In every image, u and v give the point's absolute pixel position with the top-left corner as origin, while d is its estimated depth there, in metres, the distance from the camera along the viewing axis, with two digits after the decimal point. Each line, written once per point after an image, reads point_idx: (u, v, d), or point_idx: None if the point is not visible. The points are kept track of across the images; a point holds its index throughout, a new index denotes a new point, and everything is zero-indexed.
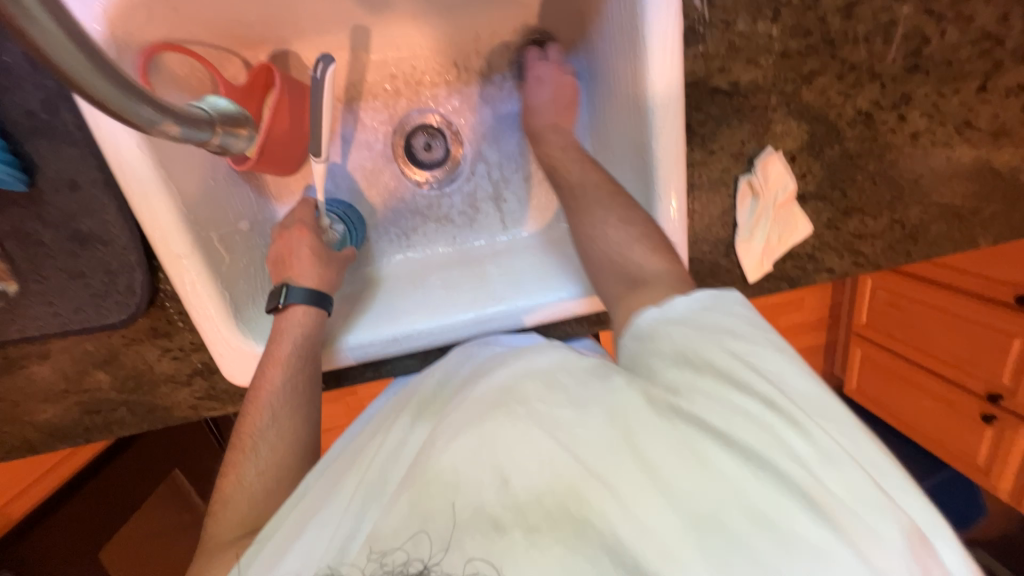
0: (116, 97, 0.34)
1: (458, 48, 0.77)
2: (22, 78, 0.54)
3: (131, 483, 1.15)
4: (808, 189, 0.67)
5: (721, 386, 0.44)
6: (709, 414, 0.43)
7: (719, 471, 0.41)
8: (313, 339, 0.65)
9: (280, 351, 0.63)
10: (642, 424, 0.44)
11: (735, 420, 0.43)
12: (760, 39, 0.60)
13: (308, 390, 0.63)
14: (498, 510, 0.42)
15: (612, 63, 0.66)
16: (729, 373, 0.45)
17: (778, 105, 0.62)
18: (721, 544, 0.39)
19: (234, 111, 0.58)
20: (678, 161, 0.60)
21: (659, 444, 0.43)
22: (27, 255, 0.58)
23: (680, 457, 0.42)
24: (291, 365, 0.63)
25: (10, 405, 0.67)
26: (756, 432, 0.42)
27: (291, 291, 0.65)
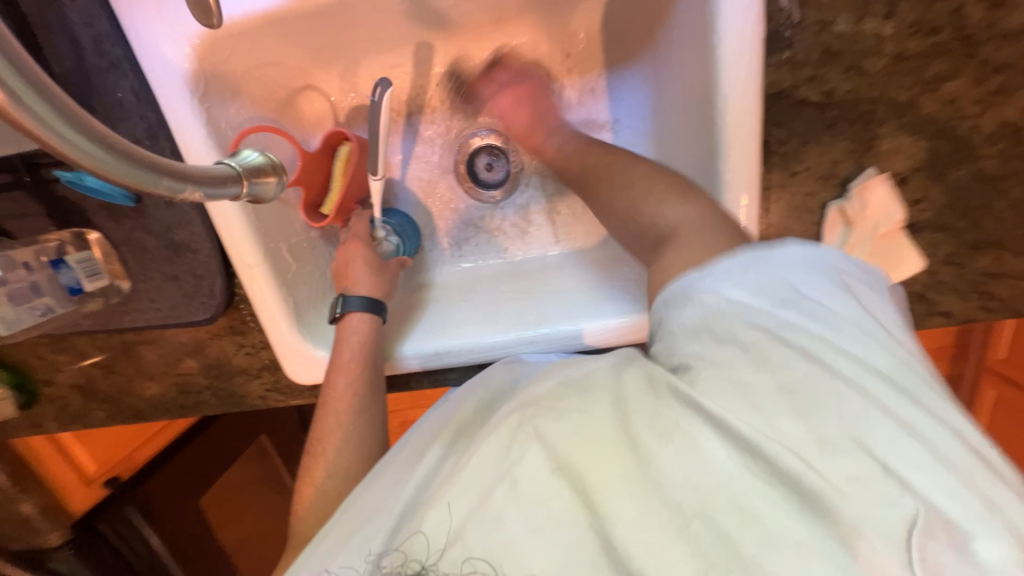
0: (116, 165, 0.34)
1: (515, 58, 0.73)
2: (131, 110, 0.59)
3: (225, 442, 1.33)
4: (921, 218, 0.55)
5: (737, 363, 0.40)
6: (727, 407, 0.38)
7: (724, 472, 0.38)
8: (368, 346, 0.68)
9: (343, 360, 0.67)
10: (639, 412, 0.41)
11: (748, 407, 0.38)
12: (866, 41, 0.49)
13: (371, 396, 0.67)
14: (498, 511, 0.41)
15: (680, 72, 0.59)
16: (756, 356, 0.40)
17: (887, 119, 0.51)
18: (726, 554, 0.36)
19: (262, 162, 0.51)
20: (750, 185, 0.53)
21: (662, 445, 0.40)
22: (137, 260, 0.67)
23: (681, 457, 0.39)
24: (352, 373, 0.66)
25: (127, 380, 0.80)
26: (781, 427, 0.37)
27: (348, 300, 0.68)
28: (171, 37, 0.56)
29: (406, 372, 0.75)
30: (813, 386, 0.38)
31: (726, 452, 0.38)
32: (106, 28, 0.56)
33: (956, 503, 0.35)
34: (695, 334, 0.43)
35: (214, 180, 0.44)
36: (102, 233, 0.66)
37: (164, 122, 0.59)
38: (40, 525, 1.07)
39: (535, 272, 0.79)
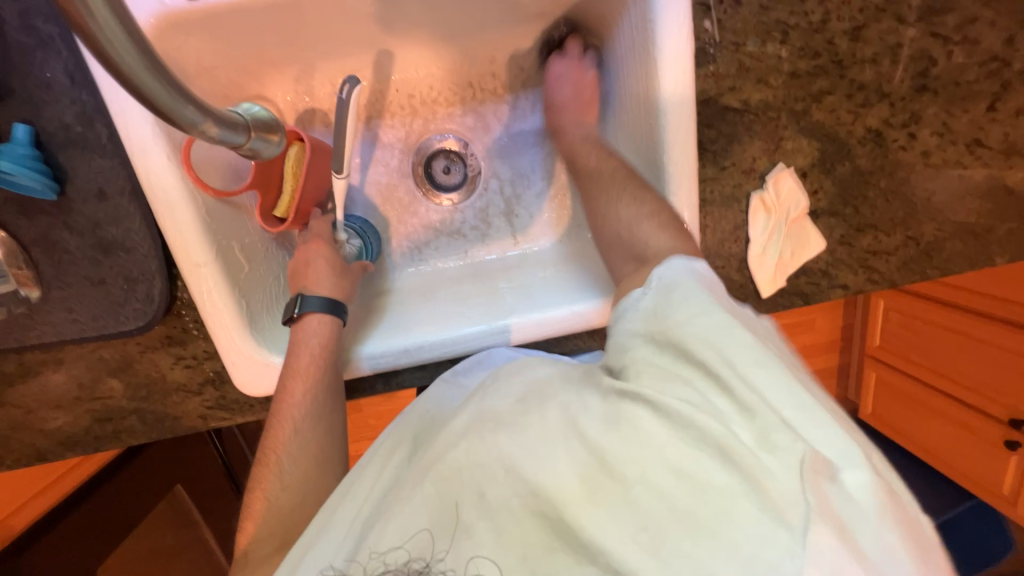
0: (162, 94, 0.34)
1: (473, 69, 0.78)
2: (61, 93, 0.54)
3: (135, 493, 1.15)
4: (820, 205, 0.67)
5: (667, 358, 0.45)
6: (656, 390, 0.43)
7: (658, 447, 0.41)
8: (328, 348, 0.65)
9: (301, 364, 0.62)
10: (586, 411, 0.44)
11: (673, 391, 0.42)
12: (770, 60, 0.60)
13: (331, 400, 0.63)
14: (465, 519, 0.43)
15: (626, 83, 0.67)
16: (679, 346, 0.44)
17: (789, 123, 0.63)
18: (662, 517, 0.39)
19: (267, 118, 0.56)
20: (690, 175, 0.61)
21: (608, 432, 0.43)
22: (52, 263, 0.59)
23: (623, 440, 0.42)
24: (311, 376, 0.62)
25: (23, 412, 0.67)
26: (695, 402, 0.42)
27: (306, 300, 0.65)
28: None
29: (369, 376, 0.71)
30: (726, 366, 0.42)
31: (656, 429, 0.42)
32: (41, 4, 0.52)
33: (843, 456, 0.39)
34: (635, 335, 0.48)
35: (226, 122, 0.44)
36: (10, 232, 0.58)
37: (102, 108, 0.55)
38: None
39: (500, 271, 0.82)
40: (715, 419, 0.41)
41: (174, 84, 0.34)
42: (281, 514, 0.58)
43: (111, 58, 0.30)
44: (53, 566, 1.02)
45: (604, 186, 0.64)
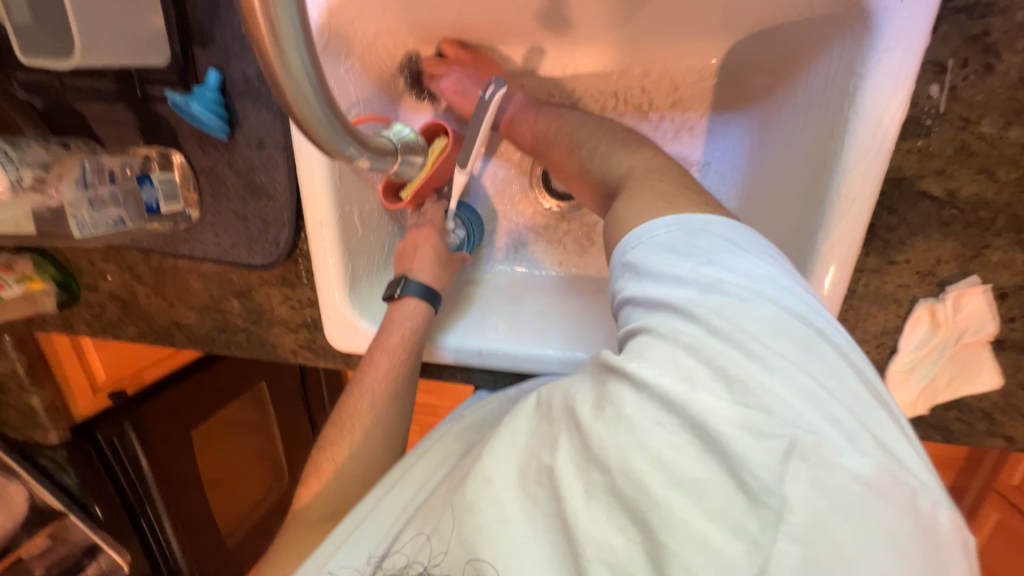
0: (321, 123, 0.39)
1: (624, 79, 0.71)
2: (249, 47, 0.59)
3: (228, 381, 1.38)
4: (1011, 336, 0.53)
5: (681, 334, 0.37)
6: (664, 375, 0.35)
7: (632, 421, 0.35)
8: (416, 335, 0.67)
9: (389, 342, 0.65)
10: (584, 401, 0.39)
11: (656, 356, 0.36)
12: (1007, 148, 0.47)
13: (408, 384, 0.66)
14: (470, 497, 0.41)
15: (797, 132, 0.58)
16: (696, 323, 0.37)
17: (1004, 230, 0.50)
18: (661, 525, 0.33)
19: (412, 140, 0.64)
20: (846, 261, 0.52)
21: (604, 426, 0.36)
22: (212, 192, 0.68)
23: (620, 431, 0.35)
24: (396, 356, 0.65)
25: (167, 304, 0.80)
26: (681, 367, 0.35)
27: (408, 284, 0.68)
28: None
29: (438, 363, 0.74)
30: (751, 351, 0.34)
31: (627, 397, 0.36)
32: None
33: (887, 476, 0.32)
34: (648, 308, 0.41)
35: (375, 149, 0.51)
36: (186, 159, 0.66)
37: None
38: (44, 421, 1.06)
39: (588, 295, 0.78)
40: (705, 389, 0.34)
41: (333, 114, 0.40)
42: (341, 474, 0.64)
43: (285, 93, 0.36)
44: (164, 421, 1.25)
45: None
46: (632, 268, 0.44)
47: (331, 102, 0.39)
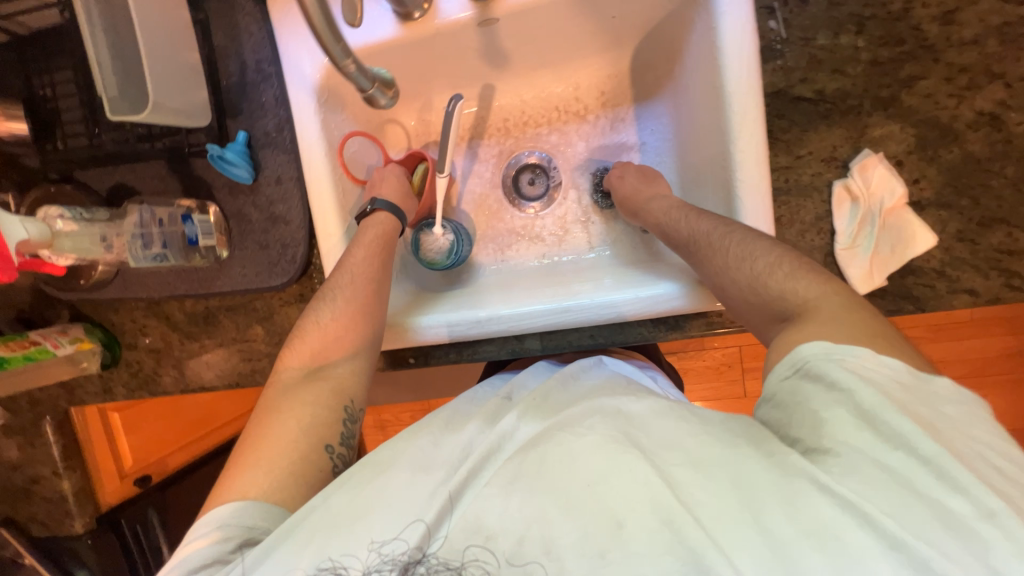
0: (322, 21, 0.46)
1: (560, 96, 0.89)
2: (268, 110, 0.78)
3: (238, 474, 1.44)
4: (924, 196, 0.62)
5: (872, 441, 0.44)
6: (849, 474, 0.43)
7: (822, 515, 0.42)
8: (388, 236, 0.78)
9: (365, 238, 0.76)
10: (764, 481, 0.45)
11: (869, 468, 0.43)
12: (845, 50, 0.61)
13: (382, 264, 0.76)
14: (604, 545, 0.45)
15: (696, 89, 0.73)
16: (890, 435, 0.43)
17: (873, 110, 0.61)
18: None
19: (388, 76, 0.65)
20: (760, 163, 0.63)
21: (783, 507, 0.43)
22: (240, 230, 0.81)
23: (794, 511, 0.43)
24: (370, 246, 0.76)
25: (197, 345, 0.89)
26: (887, 483, 0.42)
27: (376, 200, 0.79)
28: (308, 50, 0.74)
29: (445, 344, 0.80)
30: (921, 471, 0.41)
31: (821, 498, 0.43)
32: (267, 52, 0.76)
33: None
34: (834, 401, 0.47)
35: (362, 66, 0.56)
36: (219, 207, 0.80)
37: (290, 120, 0.78)
38: (72, 508, 1.03)
39: (573, 270, 0.87)
40: (880, 497, 0.41)
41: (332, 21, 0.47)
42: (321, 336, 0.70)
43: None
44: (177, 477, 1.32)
45: (679, 227, 0.69)
46: (806, 371, 0.50)
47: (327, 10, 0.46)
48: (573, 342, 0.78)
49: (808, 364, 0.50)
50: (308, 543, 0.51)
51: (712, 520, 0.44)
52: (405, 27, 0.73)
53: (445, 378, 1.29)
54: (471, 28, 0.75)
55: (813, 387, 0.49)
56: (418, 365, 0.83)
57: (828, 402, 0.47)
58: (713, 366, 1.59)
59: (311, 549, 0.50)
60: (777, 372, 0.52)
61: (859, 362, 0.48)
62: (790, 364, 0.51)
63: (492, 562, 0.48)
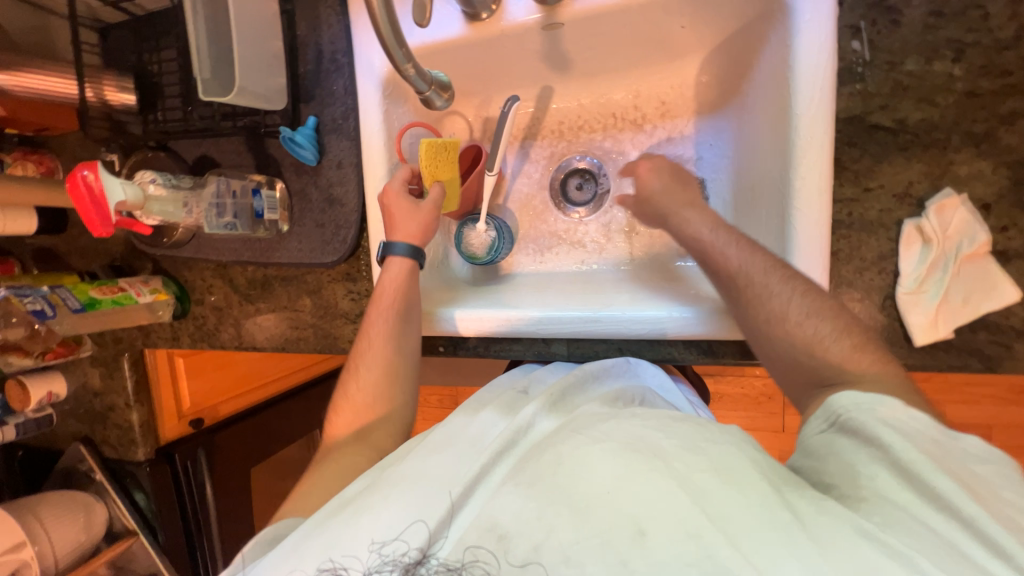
0: (388, 29, 0.49)
1: (618, 103, 0.87)
2: (336, 99, 0.83)
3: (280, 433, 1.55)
4: (1011, 245, 0.56)
5: (907, 495, 0.43)
6: (889, 525, 0.42)
7: (871, 566, 0.39)
8: (405, 285, 0.77)
9: (383, 290, 0.77)
10: (800, 512, 0.44)
11: (905, 518, 0.42)
12: (936, 78, 0.56)
13: (404, 324, 0.76)
14: (627, 555, 0.44)
15: (763, 107, 0.69)
16: (929, 490, 0.43)
17: (961, 146, 0.56)
18: None
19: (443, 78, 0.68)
20: (822, 192, 0.59)
21: (828, 547, 0.41)
22: (300, 208, 0.87)
23: (841, 556, 0.40)
24: (388, 303, 0.76)
25: (253, 308, 0.98)
26: (928, 537, 0.41)
27: (392, 246, 0.78)
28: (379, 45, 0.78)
29: (474, 337, 0.83)
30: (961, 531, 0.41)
31: (868, 547, 0.40)
32: (342, 44, 0.81)
33: None
34: (874, 458, 0.47)
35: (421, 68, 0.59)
36: (285, 185, 0.87)
37: (355, 109, 0.82)
38: (137, 437, 1.18)
39: (609, 281, 0.86)
40: (925, 551, 0.40)
41: (396, 29, 0.50)
42: (357, 402, 0.75)
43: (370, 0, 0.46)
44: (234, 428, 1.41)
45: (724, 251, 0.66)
46: (842, 424, 0.50)
47: (392, 18, 0.49)
48: (599, 353, 0.78)
49: (843, 417, 0.51)
50: (317, 541, 0.53)
51: (745, 540, 0.43)
52: (471, 27, 0.75)
53: (474, 369, 1.32)
54: (535, 31, 0.75)
55: (848, 441, 0.49)
56: (447, 354, 0.86)
57: (864, 456, 0.47)
58: (751, 395, 1.52)
59: (316, 550, 0.52)
60: (812, 424, 0.53)
61: (891, 415, 0.48)
62: (824, 416, 0.52)
63: (494, 563, 0.47)
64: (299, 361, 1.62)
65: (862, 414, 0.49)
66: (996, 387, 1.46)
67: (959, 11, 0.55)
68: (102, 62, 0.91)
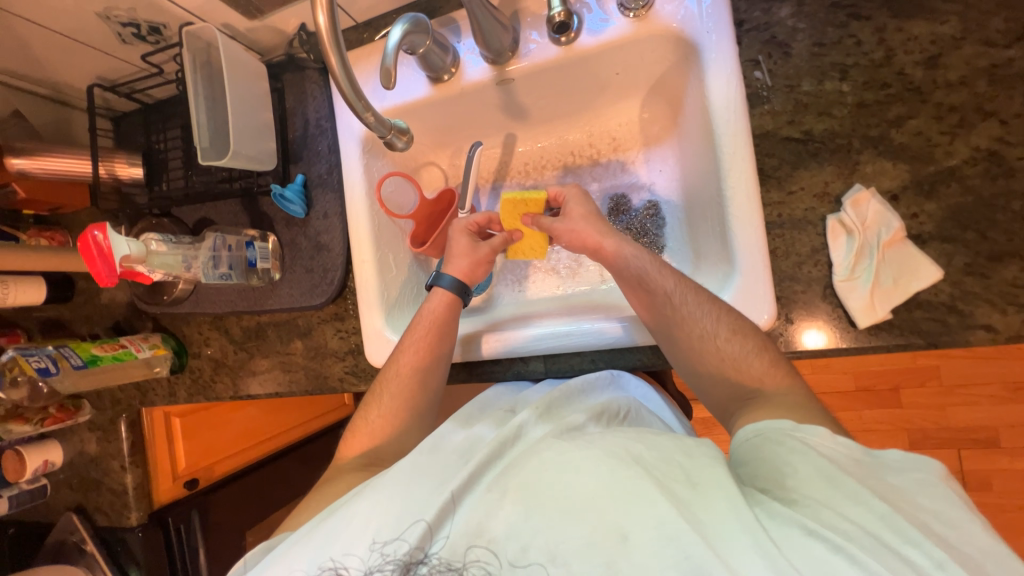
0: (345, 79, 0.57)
1: (574, 142, 0.96)
2: (322, 157, 0.93)
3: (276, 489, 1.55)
4: (924, 229, 0.62)
5: (837, 497, 0.47)
6: (832, 525, 0.45)
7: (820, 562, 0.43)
8: (439, 326, 0.81)
9: (416, 334, 0.80)
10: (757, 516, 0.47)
11: (833, 516, 0.46)
12: (830, 95, 0.65)
13: (437, 358, 0.80)
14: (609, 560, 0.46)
15: (696, 133, 0.79)
16: (856, 494, 0.47)
17: (863, 148, 0.64)
18: None
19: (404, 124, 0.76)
20: (752, 197, 0.66)
21: (785, 548, 0.44)
22: (291, 257, 0.95)
23: (796, 554, 0.44)
24: (419, 344, 0.79)
25: (247, 356, 1.02)
26: (855, 533, 0.44)
27: (442, 278, 0.83)
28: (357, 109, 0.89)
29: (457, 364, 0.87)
30: (884, 529, 0.45)
31: (814, 544, 0.44)
32: (325, 112, 0.92)
33: None
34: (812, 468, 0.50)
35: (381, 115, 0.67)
36: (277, 237, 0.95)
37: (338, 165, 0.92)
38: (130, 501, 1.16)
39: (584, 301, 0.91)
40: (861, 546, 0.43)
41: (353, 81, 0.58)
42: (374, 428, 0.78)
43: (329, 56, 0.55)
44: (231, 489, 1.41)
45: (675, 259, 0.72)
46: (767, 435, 0.55)
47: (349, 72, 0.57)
48: (576, 367, 0.82)
49: (768, 432, 0.55)
50: (314, 546, 0.55)
51: (716, 539, 0.45)
52: (435, 88, 0.86)
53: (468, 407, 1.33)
54: (491, 87, 0.86)
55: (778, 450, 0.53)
56: None
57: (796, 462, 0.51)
58: None
59: (314, 553, 0.55)
60: (742, 435, 0.58)
61: (816, 438, 0.53)
62: (754, 431, 0.56)
63: (495, 562, 0.50)
64: (295, 418, 1.63)
65: (787, 433, 0.54)
66: (992, 385, 1.46)
67: (838, 40, 0.65)
68: (114, 144, 1.04)
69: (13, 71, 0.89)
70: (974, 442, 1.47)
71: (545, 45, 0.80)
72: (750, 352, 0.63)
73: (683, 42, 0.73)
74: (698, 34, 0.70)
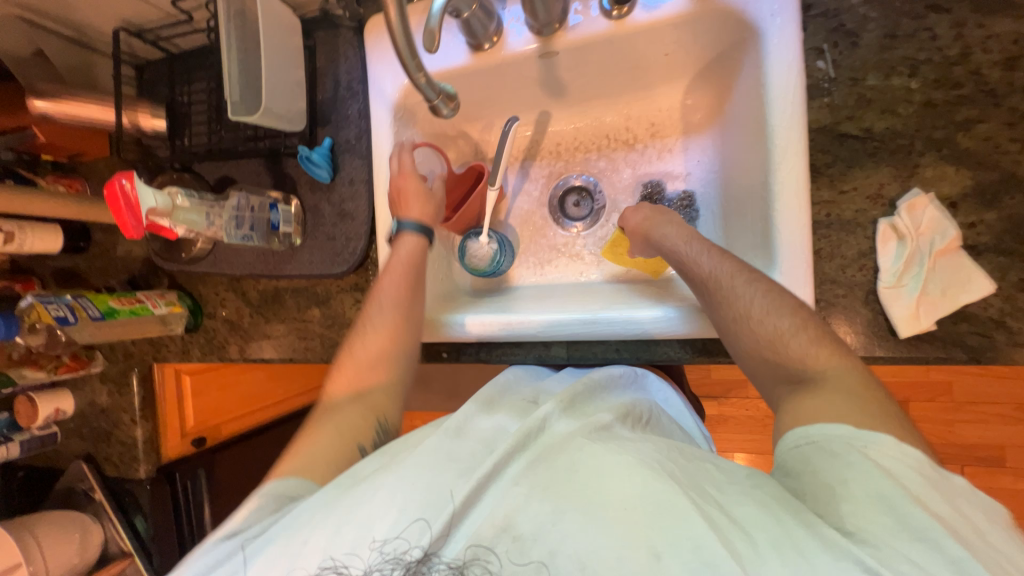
0: (402, 34, 0.54)
1: (611, 125, 0.93)
2: (350, 122, 0.90)
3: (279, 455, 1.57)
4: (981, 240, 0.59)
5: (896, 531, 0.44)
6: (889, 563, 0.42)
7: None
8: (415, 257, 0.82)
9: (395, 263, 0.82)
10: (806, 544, 0.44)
11: (894, 552, 0.42)
12: (896, 91, 0.62)
13: (412, 305, 0.80)
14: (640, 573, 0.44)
15: (744, 123, 0.75)
16: (919, 530, 0.43)
17: (925, 150, 0.61)
18: None
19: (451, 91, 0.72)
20: (802, 195, 0.64)
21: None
22: (314, 223, 0.93)
23: None
24: (399, 270, 0.82)
25: (263, 320, 1.01)
26: (916, 572, 0.41)
27: (404, 223, 0.83)
28: (391, 74, 0.86)
29: (476, 343, 0.86)
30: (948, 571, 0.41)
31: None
32: (357, 74, 0.89)
33: None
34: (873, 496, 0.46)
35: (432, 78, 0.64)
36: (300, 201, 0.93)
37: (367, 130, 0.89)
38: (139, 454, 1.16)
39: (608, 289, 0.89)
40: None
41: (410, 37, 0.55)
42: (358, 363, 0.78)
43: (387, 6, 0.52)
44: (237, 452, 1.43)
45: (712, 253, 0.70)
46: (822, 445, 0.52)
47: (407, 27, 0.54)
48: (599, 355, 0.81)
49: (823, 441, 0.52)
50: (319, 535, 0.54)
51: (755, 564, 0.43)
52: (474, 56, 0.82)
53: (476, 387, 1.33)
54: (533, 59, 0.82)
55: (837, 464, 0.50)
56: (451, 360, 0.89)
57: (852, 480, 0.48)
58: (757, 417, 1.50)
59: (319, 549, 0.53)
60: (790, 440, 0.55)
61: (880, 454, 0.50)
62: (808, 437, 0.53)
63: (495, 562, 0.48)
64: (301, 385, 1.67)
65: (846, 447, 0.50)
66: (1003, 405, 1.45)
67: (911, 33, 0.61)
68: (136, 93, 1.01)
69: (37, 7, 0.85)
70: (978, 461, 1.47)
71: (594, 18, 0.76)
72: (787, 331, 0.61)
73: (743, 24, 0.69)
74: (761, 16, 0.67)
